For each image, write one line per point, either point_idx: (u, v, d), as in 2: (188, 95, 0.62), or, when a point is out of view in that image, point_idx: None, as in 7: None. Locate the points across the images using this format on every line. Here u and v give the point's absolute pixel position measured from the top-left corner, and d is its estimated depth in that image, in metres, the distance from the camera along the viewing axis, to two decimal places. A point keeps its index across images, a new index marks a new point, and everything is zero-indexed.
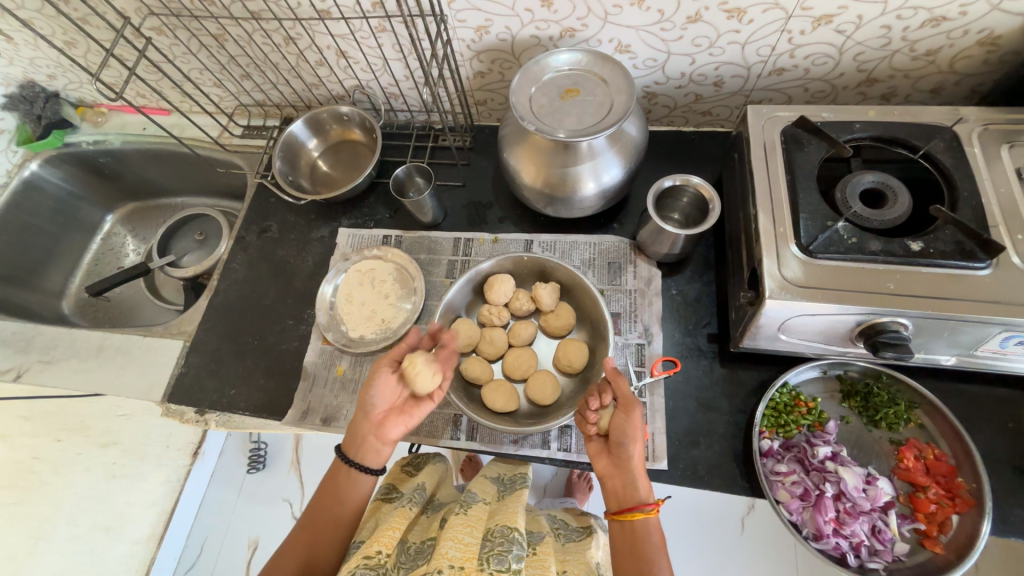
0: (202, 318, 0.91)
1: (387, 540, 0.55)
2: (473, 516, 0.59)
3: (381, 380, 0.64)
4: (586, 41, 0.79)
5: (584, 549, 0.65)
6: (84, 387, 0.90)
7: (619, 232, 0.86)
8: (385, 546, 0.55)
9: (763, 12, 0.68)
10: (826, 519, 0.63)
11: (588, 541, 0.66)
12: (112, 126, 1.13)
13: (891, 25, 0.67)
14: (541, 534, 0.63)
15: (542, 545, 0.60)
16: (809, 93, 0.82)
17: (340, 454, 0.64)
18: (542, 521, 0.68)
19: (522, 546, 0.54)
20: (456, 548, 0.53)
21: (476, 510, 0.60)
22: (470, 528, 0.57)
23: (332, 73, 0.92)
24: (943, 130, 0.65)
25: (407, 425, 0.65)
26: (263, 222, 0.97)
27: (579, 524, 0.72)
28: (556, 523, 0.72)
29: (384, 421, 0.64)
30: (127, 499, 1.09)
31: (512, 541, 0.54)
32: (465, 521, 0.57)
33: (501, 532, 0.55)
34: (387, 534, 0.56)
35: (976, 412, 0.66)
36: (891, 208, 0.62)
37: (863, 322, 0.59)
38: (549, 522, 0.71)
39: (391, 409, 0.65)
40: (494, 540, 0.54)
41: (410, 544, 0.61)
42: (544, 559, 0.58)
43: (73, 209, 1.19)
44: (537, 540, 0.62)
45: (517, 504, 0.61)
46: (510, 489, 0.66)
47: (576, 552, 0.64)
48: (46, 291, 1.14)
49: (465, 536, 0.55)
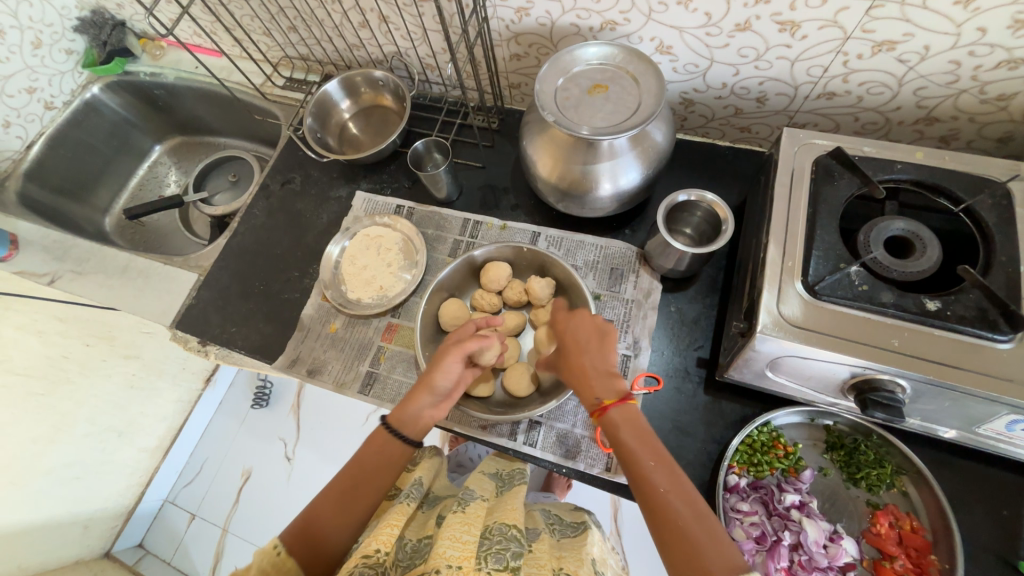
0: (218, 256, 0.95)
1: (386, 539, 0.55)
2: (471, 514, 0.58)
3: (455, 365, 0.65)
4: (627, 37, 0.75)
5: (581, 545, 0.63)
6: (106, 300, 0.97)
7: (629, 239, 0.84)
8: (383, 545, 0.54)
9: (818, 29, 0.63)
10: (777, 567, 0.61)
11: (584, 537, 0.64)
12: (168, 61, 1.18)
13: (960, 61, 0.61)
14: (536, 532, 0.63)
15: (539, 544, 0.59)
16: (859, 124, 0.76)
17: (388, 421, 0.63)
18: (538, 517, 0.67)
19: (520, 544, 0.55)
20: (453, 548, 0.52)
21: (474, 508, 0.59)
22: (466, 526, 0.56)
23: (373, 37, 0.93)
24: (995, 184, 0.59)
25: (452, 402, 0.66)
26: (288, 174, 1.00)
27: (574, 519, 0.70)
28: (550, 519, 0.70)
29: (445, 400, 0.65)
30: (140, 409, 1.18)
31: (510, 540, 0.55)
32: (462, 520, 0.57)
33: (500, 530, 0.56)
34: (385, 531, 0.55)
35: (969, 491, 0.62)
36: (917, 260, 0.57)
37: (858, 375, 0.56)
38: (544, 517, 0.69)
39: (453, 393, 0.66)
40: (491, 537, 0.55)
41: (406, 541, 0.58)
42: (540, 558, 0.57)
43: (126, 135, 1.26)
44: (535, 537, 0.61)
45: (515, 501, 0.62)
46: (508, 485, 0.66)
47: (572, 549, 0.62)
48: (93, 207, 1.22)
49: (461, 535, 0.54)
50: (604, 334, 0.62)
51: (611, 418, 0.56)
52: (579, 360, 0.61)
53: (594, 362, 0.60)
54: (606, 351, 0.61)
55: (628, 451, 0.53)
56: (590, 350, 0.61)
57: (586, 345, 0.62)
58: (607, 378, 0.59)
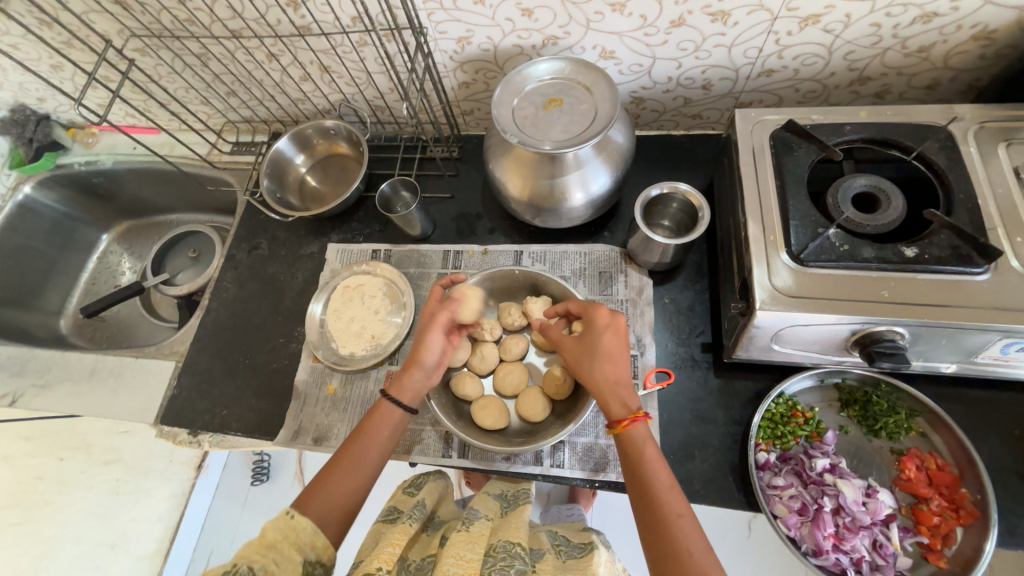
0: (193, 338, 0.90)
1: (387, 557, 0.53)
2: (476, 532, 0.57)
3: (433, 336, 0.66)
4: (569, 49, 0.77)
5: (586, 566, 0.59)
6: (77, 409, 0.90)
7: (609, 241, 0.85)
8: (385, 563, 0.52)
9: (747, 14, 0.66)
10: (825, 535, 0.60)
11: (590, 558, 0.60)
12: (103, 147, 1.14)
13: (880, 23, 0.66)
14: (540, 551, 0.61)
15: (542, 564, 0.58)
16: (800, 94, 0.80)
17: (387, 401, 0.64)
18: (541, 536, 0.65)
19: (525, 561, 0.54)
20: (457, 565, 0.52)
21: (478, 526, 0.59)
22: (472, 544, 0.55)
23: (316, 88, 0.92)
24: (936, 129, 0.63)
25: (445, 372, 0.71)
26: (253, 240, 0.96)
27: (580, 539, 0.65)
28: (556, 540, 0.66)
29: (433, 374, 0.67)
30: (130, 515, 1.08)
31: (515, 557, 0.53)
32: (467, 538, 0.56)
33: (504, 548, 0.55)
34: (387, 551, 0.54)
35: (980, 419, 0.64)
36: (885, 212, 0.60)
37: (858, 331, 0.58)
38: (549, 538, 0.66)
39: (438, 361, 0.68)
40: (496, 555, 0.54)
41: (410, 561, 0.60)
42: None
43: (69, 229, 1.19)
44: (538, 557, 0.60)
45: (519, 520, 0.61)
46: (513, 505, 0.65)
47: (575, 570, 0.59)
48: (45, 311, 1.14)
49: (466, 553, 0.54)
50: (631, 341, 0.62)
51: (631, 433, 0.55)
52: (613, 371, 0.59)
53: (626, 375, 0.59)
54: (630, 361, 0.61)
55: (640, 471, 0.53)
56: (621, 360, 0.60)
57: (620, 354, 0.60)
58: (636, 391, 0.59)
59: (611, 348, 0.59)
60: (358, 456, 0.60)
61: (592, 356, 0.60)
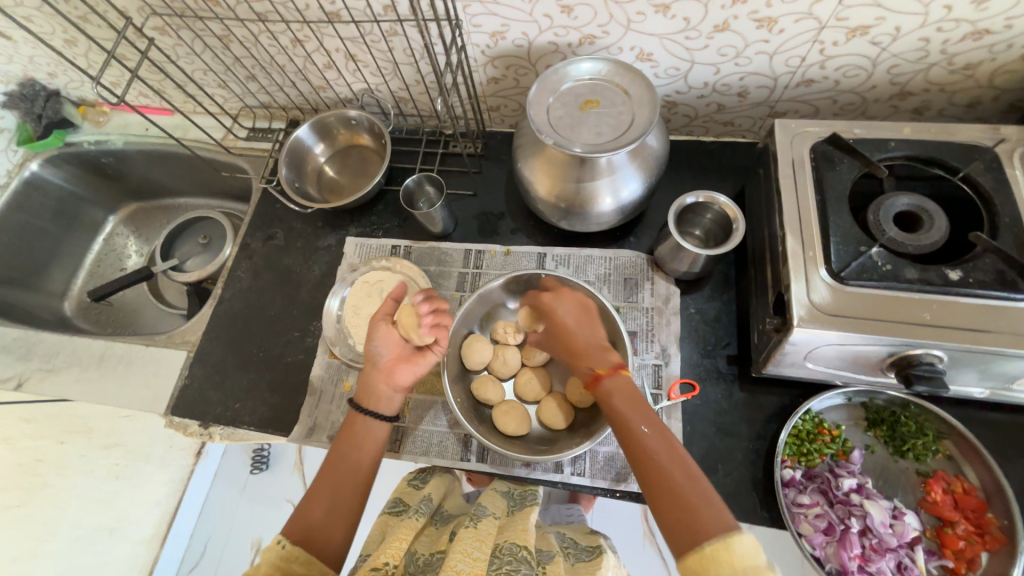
0: (206, 327, 0.89)
1: (394, 551, 0.52)
2: (483, 530, 0.57)
3: (384, 331, 0.66)
4: (606, 49, 0.75)
5: (594, 567, 0.58)
6: (84, 396, 0.88)
7: (636, 247, 0.83)
8: (392, 557, 0.51)
9: (794, 22, 0.65)
10: (851, 555, 0.60)
11: (599, 561, 0.59)
12: (114, 126, 1.11)
13: (929, 38, 0.64)
14: (550, 553, 0.59)
15: (553, 566, 0.56)
16: (838, 105, 0.78)
17: (354, 408, 0.65)
18: (551, 538, 0.63)
19: (531, 567, 0.51)
20: (464, 562, 0.51)
21: (486, 524, 0.58)
22: (479, 542, 0.54)
23: (340, 76, 0.90)
24: (982, 150, 0.62)
25: (417, 373, 0.66)
26: (268, 229, 0.94)
27: (588, 542, 0.65)
28: (564, 542, 0.65)
29: (394, 369, 0.65)
30: (131, 501, 1.07)
31: (520, 561, 0.51)
32: (475, 535, 0.55)
33: (510, 550, 0.53)
34: (394, 545, 0.53)
35: (1008, 444, 0.64)
36: (928, 233, 0.59)
37: (895, 353, 0.57)
38: (558, 540, 0.65)
39: (397, 358, 0.66)
40: (502, 558, 0.52)
41: (418, 555, 0.57)
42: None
43: (75, 209, 1.16)
44: (548, 559, 0.58)
45: (527, 522, 0.59)
46: (520, 504, 0.64)
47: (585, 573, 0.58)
48: (49, 292, 1.11)
49: (473, 551, 0.53)
50: (589, 311, 0.67)
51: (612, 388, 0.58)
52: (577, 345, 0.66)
53: (591, 339, 0.64)
54: (595, 327, 0.66)
55: (630, 429, 0.54)
56: (585, 329, 0.66)
57: (579, 322, 0.66)
58: (601, 350, 0.63)
59: (570, 322, 0.66)
60: (348, 472, 0.60)
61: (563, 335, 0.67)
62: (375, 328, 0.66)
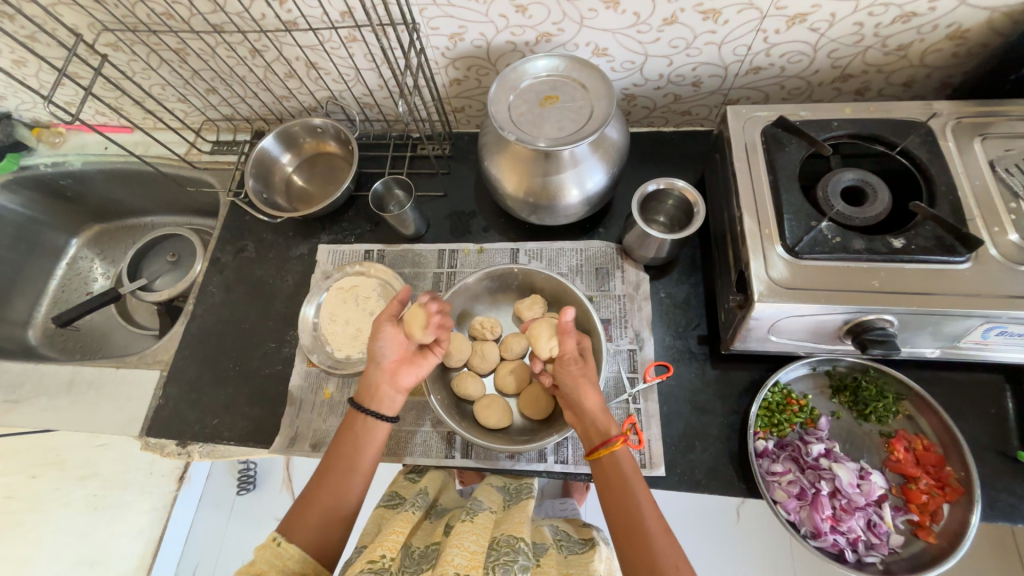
0: (179, 345, 0.87)
1: (391, 544, 0.52)
2: (479, 524, 0.57)
3: (386, 332, 0.64)
4: (563, 46, 0.77)
5: (588, 563, 0.59)
6: (53, 424, 0.85)
7: (605, 237, 0.85)
8: (388, 550, 0.52)
9: (738, 12, 0.68)
10: (823, 517, 0.63)
11: (591, 554, 0.60)
12: (72, 147, 1.08)
13: (863, 22, 0.68)
14: (544, 545, 0.61)
15: (546, 558, 0.58)
16: (786, 90, 0.82)
17: (354, 408, 0.64)
18: (544, 531, 0.64)
19: (528, 556, 0.52)
20: (461, 556, 0.51)
21: (482, 518, 0.58)
22: (476, 536, 0.55)
23: (303, 85, 0.90)
24: (918, 125, 0.66)
25: (418, 374, 0.67)
26: (239, 242, 0.93)
27: (581, 536, 0.66)
28: (557, 535, 0.66)
29: (397, 370, 0.66)
30: (110, 530, 1.03)
31: (518, 551, 0.52)
32: (472, 529, 0.56)
33: (507, 542, 0.53)
34: (390, 538, 0.53)
35: (961, 400, 0.68)
36: (872, 205, 0.62)
37: (850, 320, 0.60)
38: (551, 532, 0.66)
39: (402, 359, 0.66)
40: (499, 549, 0.52)
41: (413, 548, 0.57)
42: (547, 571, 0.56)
43: (35, 234, 1.12)
44: (541, 552, 0.60)
45: (523, 515, 0.59)
46: (516, 499, 0.65)
47: (579, 566, 0.59)
48: (11, 322, 1.07)
49: (470, 544, 0.53)
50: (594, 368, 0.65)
51: (619, 459, 0.58)
52: (590, 399, 0.61)
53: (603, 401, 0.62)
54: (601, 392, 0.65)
55: (631, 509, 0.54)
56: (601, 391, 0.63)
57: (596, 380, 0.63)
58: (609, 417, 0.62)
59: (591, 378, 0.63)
60: (345, 471, 0.60)
61: (586, 381, 0.62)
62: (377, 328, 0.64)
